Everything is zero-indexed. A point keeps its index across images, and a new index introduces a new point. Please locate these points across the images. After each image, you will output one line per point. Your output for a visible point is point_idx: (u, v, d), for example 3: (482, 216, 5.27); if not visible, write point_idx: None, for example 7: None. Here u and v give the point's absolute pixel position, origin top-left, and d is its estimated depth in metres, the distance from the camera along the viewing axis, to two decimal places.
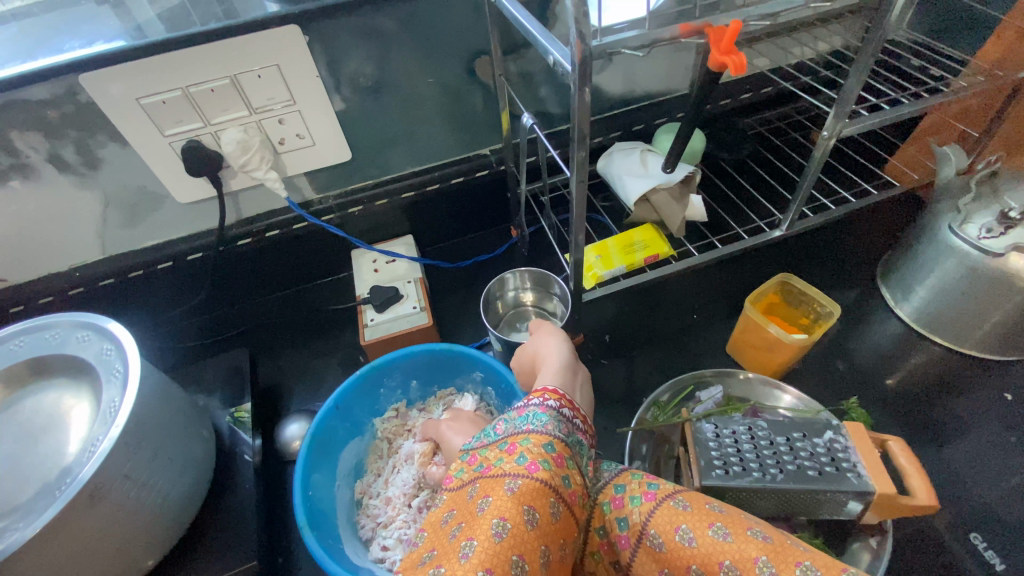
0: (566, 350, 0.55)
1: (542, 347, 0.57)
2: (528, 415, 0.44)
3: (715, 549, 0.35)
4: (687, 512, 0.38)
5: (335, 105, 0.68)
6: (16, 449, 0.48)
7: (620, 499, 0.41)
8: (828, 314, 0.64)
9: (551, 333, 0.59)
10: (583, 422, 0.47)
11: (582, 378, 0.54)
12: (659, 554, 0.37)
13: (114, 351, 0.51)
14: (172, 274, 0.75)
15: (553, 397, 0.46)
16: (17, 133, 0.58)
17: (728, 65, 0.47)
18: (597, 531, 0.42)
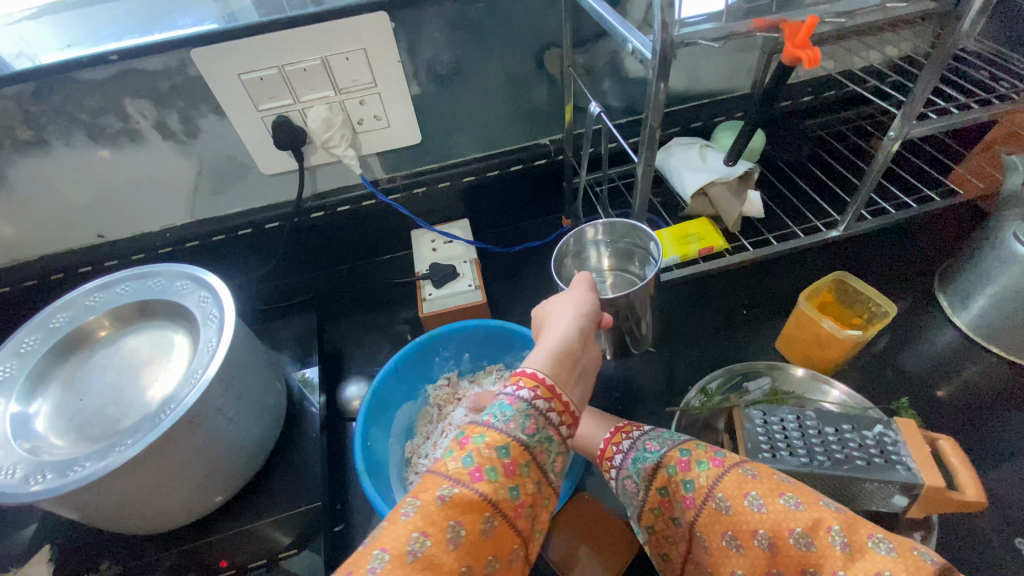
0: (581, 328, 0.49)
1: (557, 315, 0.52)
2: (498, 404, 0.42)
3: (786, 516, 0.37)
4: (758, 480, 0.39)
5: (411, 89, 0.72)
6: (123, 379, 0.54)
7: (686, 462, 0.43)
8: (883, 313, 0.65)
9: (576, 300, 0.53)
10: (566, 415, 0.44)
11: (586, 365, 0.49)
12: (725, 516, 0.39)
13: (210, 299, 0.56)
14: (251, 241, 0.81)
15: (528, 385, 0.43)
16: (132, 100, 0.64)
17: (802, 58, 0.49)
18: (657, 490, 0.44)
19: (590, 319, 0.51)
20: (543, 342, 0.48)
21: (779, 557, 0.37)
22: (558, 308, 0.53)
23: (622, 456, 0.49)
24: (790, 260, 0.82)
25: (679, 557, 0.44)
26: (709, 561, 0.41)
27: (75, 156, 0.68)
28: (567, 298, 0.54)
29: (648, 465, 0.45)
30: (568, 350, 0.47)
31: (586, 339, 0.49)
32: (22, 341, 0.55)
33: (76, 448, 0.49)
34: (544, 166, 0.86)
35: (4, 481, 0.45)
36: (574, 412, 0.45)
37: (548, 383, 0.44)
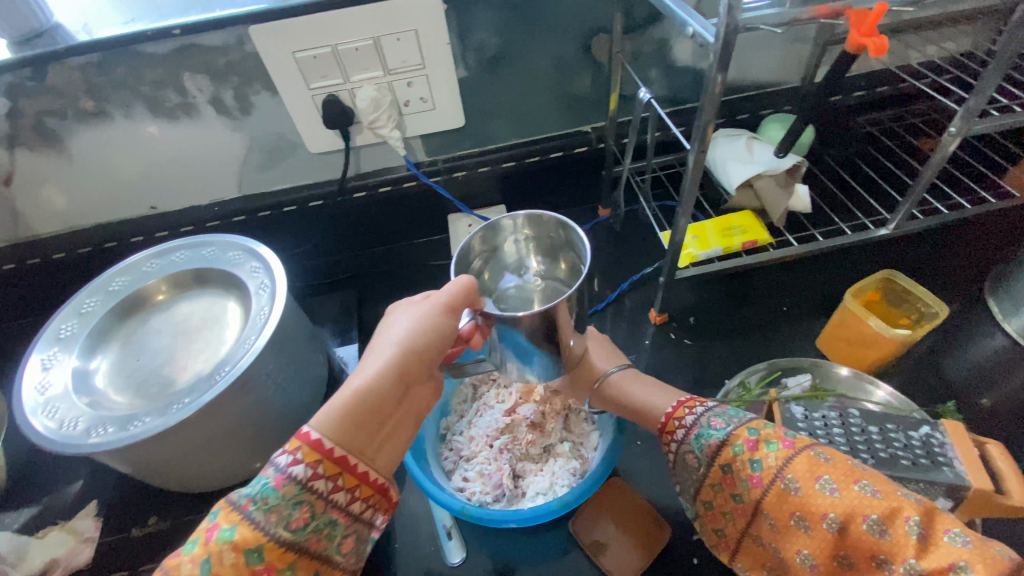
0: (399, 370, 0.43)
1: (377, 346, 0.45)
2: (261, 478, 0.38)
3: (862, 503, 0.37)
4: (830, 465, 0.39)
5: (458, 72, 0.72)
6: (177, 342, 0.56)
7: (754, 441, 0.43)
8: (932, 315, 0.64)
9: (413, 326, 0.45)
10: (354, 492, 0.40)
11: (396, 411, 0.44)
12: (794, 497, 0.39)
13: (261, 268, 0.57)
14: (294, 218, 0.83)
15: (303, 463, 0.38)
16: (190, 75, 0.66)
17: (867, 46, 0.48)
18: (720, 466, 0.44)
19: (427, 354, 0.45)
20: (346, 387, 0.42)
21: (848, 540, 0.37)
22: (388, 335, 0.45)
23: (685, 431, 0.48)
24: (834, 258, 0.80)
25: (733, 532, 0.45)
26: (772, 537, 0.41)
27: (133, 128, 0.70)
28: (403, 321, 0.46)
29: (713, 442, 0.45)
30: (367, 401, 0.42)
31: (402, 380, 0.44)
32: (84, 302, 0.57)
33: (133, 404, 0.51)
34: (585, 154, 0.85)
35: (68, 432, 0.47)
36: (371, 479, 0.41)
37: (335, 455, 0.39)
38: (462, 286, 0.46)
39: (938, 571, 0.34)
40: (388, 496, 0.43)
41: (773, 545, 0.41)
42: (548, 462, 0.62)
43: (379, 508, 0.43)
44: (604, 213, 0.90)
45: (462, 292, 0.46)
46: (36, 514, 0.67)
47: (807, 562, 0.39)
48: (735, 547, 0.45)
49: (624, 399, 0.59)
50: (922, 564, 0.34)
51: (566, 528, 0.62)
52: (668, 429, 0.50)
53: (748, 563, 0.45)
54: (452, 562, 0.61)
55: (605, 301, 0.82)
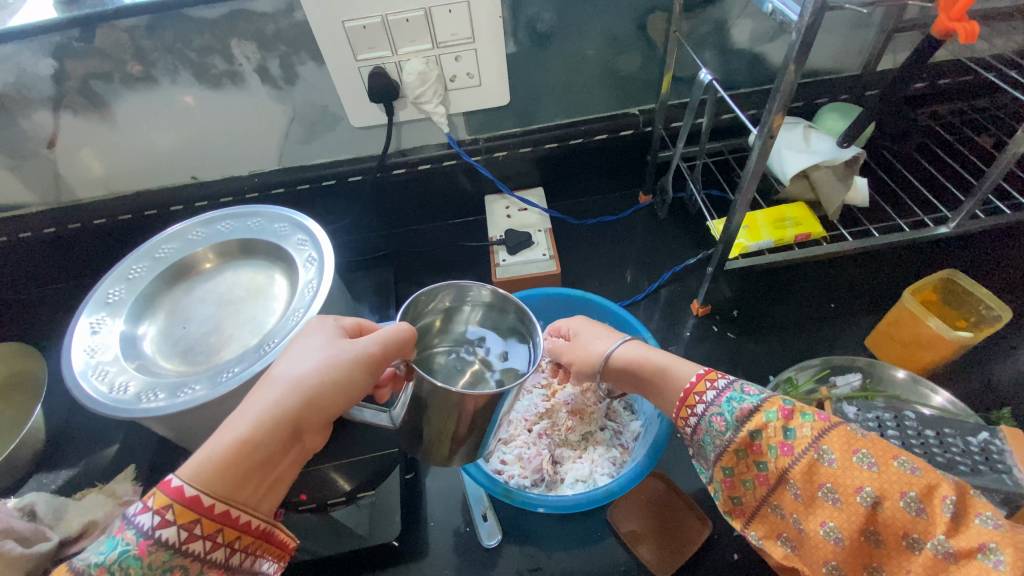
0: (297, 414, 0.41)
1: (272, 384, 0.42)
2: (120, 543, 0.34)
3: (901, 480, 0.34)
4: (867, 439, 0.36)
5: (507, 47, 0.70)
6: (224, 312, 0.56)
7: (789, 410, 0.38)
8: (994, 318, 0.63)
9: (320, 366, 0.43)
10: (240, 544, 0.38)
11: (288, 455, 0.42)
12: (827, 469, 0.35)
13: (307, 241, 0.57)
14: (332, 191, 0.82)
15: (173, 525, 0.35)
16: (237, 41, 0.65)
17: (956, 32, 0.46)
18: (747, 432, 0.39)
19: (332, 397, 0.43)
20: (230, 431, 0.39)
21: (878, 518, 0.34)
22: (289, 371, 0.43)
23: (715, 394, 0.42)
24: (884, 255, 0.77)
25: (751, 501, 0.39)
26: (794, 509, 0.37)
27: (177, 95, 0.69)
28: (307, 359, 0.43)
29: (744, 406, 0.40)
30: (257, 448, 0.39)
31: (297, 424, 0.41)
32: (130, 268, 0.57)
33: (181, 372, 0.51)
34: (630, 138, 0.83)
35: (118, 396, 0.47)
36: (256, 527, 0.39)
37: (214, 512, 0.36)
38: (392, 334, 0.45)
39: (969, 553, 0.31)
40: (276, 541, 0.41)
41: (794, 517, 0.37)
42: (587, 450, 0.63)
43: (266, 554, 0.41)
44: (646, 199, 0.89)
45: (395, 342, 0.45)
46: (77, 475, 0.68)
47: (833, 536, 0.35)
48: (750, 516, 0.40)
49: (637, 373, 0.51)
50: (952, 543, 0.31)
51: (602, 516, 0.62)
52: (686, 403, 0.44)
53: (760, 535, 0.40)
54: (487, 544, 0.61)
55: (644, 290, 0.81)
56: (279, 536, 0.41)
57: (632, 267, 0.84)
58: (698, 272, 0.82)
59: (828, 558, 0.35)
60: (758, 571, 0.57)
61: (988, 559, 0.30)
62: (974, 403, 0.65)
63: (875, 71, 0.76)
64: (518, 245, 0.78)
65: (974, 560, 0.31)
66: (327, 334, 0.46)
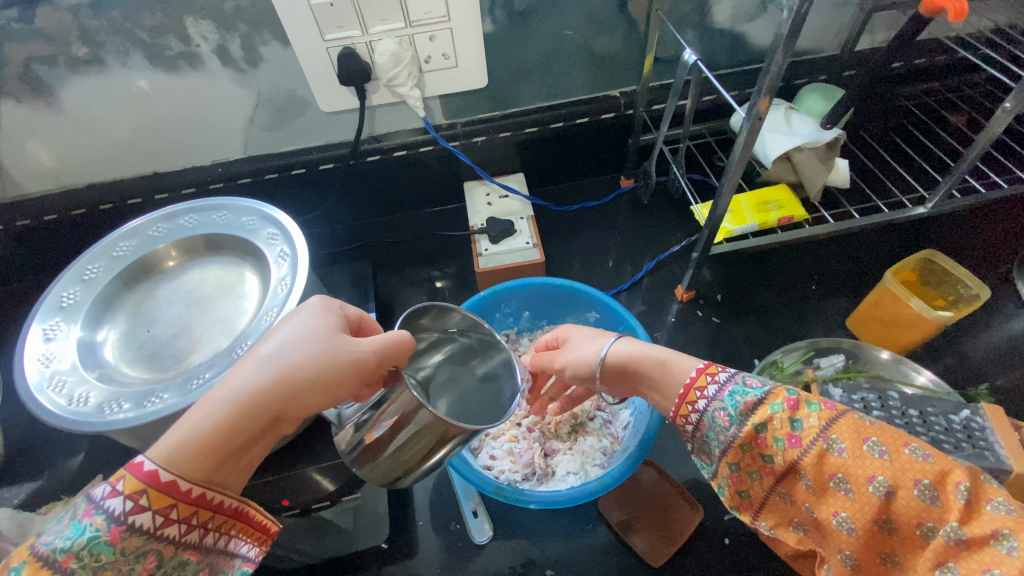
0: (283, 404, 0.39)
1: (258, 363, 0.40)
2: (87, 529, 0.33)
3: (913, 468, 0.32)
4: (876, 426, 0.34)
5: (484, 27, 0.66)
6: (191, 313, 0.52)
7: (794, 401, 0.37)
8: (971, 296, 0.65)
9: (311, 354, 0.40)
10: (214, 525, 0.37)
11: (266, 440, 0.40)
12: (838, 460, 0.34)
13: (279, 236, 0.54)
14: (304, 180, 0.79)
15: (145, 506, 0.34)
16: (193, 20, 0.60)
17: (948, 10, 0.51)
18: (753, 425, 0.37)
19: (320, 390, 0.40)
20: (209, 413, 0.37)
21: (893, 508, 0.32)
22: (279, 354, 0.40)
23: (717, 388, 0.40)
24: (862, 237, 0.78)
25: (759, 492, 0.38)
26: (806, 498, 0.36)
27: (129, 80, 0.64)
28: (300, 343, 0.41)
29: (748, 399, 0.38)
30: (235, 433, 0.38)
31: (282, 412, 0.39)
32: (85, 268, 0.53)
33: (148, 378, 0.48)
34: (611, 121, 0.81)
35: (78, 408, 0.44)
36: (230, 507, 0.38)
37: (191, 496, 0.35)
38: (388, 343, 0.43)
39: (982, 539, 0.30)
40: (254, 520, 0.40)
41: (805, 505, 0.36)
42: (578, 441, 0.63)
43: (243, 534, 0.39)
44: (627, 184, 0.87)
45: (392, 350, 0.42)
46: (39, 488, 0.64)
47: (846, 526, 0.34)
48: (758, 507, 0.38)
49: (637, 369, 0.48)
50: (964, 530, 0.30)
51: (592, 505, 0.61)
52: (687, 399, 0.42)
53: (771, 524, 0.38)
54: (478, 541, 0.60)
55: (627, 277, 0.80)
56: (256, 517, 0.40)
57: (614, 253, 0.83)
58: (682, 256, 0.81)
59: (842, 547, 0.34)
60: (746, 553, 0.58)
61: (1002, 545, 0.29)
62: (949, 378, 0.67)
63: (854, 51, 0.76)
64: (500, 233, 0.76)
65: (987, 546, 0.30)
66: (326, 319, 0.44)
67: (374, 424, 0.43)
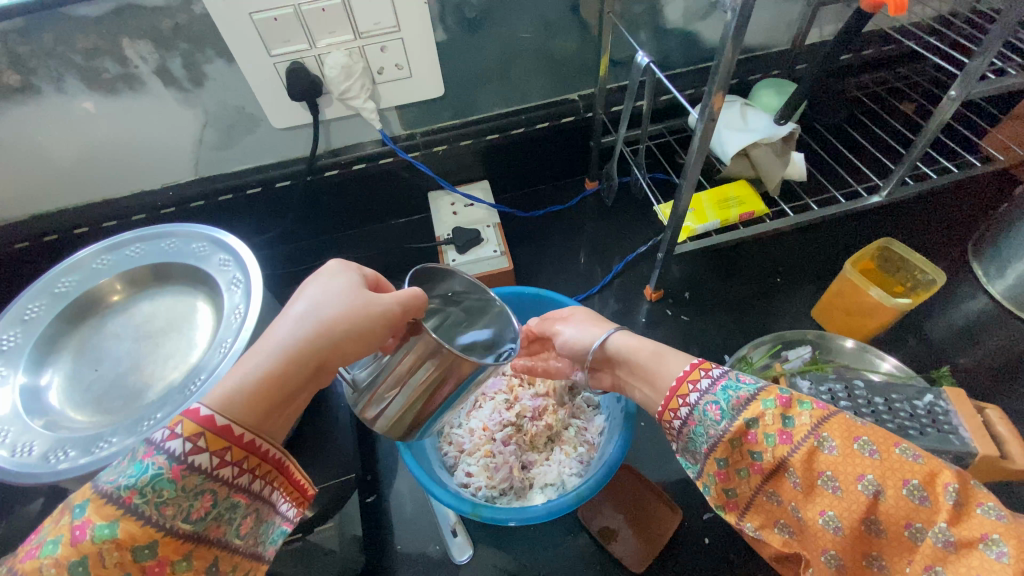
0: (321, 355, 0.40)
1: (294, 320, 0.41)
2: (149, 468, 0.32)
3: (903, 467, 0.32)
4: (867, 426, 0.34)
5: (436, 35, 0.65)
6: (142, 348, 0.50)
7: (787, 398, 0.37)
8: (928, 281, 0.66)
9: (343, 309, 0.42)
10: (261, 473, 0.37)
11: (306, 393, 0.41)
12: (830, 458, 0.34)
13: (231, 262, 0.52)
14: (261, 199, 0.77)
15: (203, 443, 0.34)
16: (130, 40, 0.57)
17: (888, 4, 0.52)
18: (743, 420, 0.37)
19: (356, 340, 0.42)
20: (256, 364, 0.38)
21: (881, 508, 0.32)
22: (313, 312, 0.41)
23: (710, 382, 0.41)
24: (822, 228, 0.80)
25: (746, 491, 0.37)
26: (792, 497, 0.35)
27: (70, 105, 0.61)
28: (331, 300, 0.42)
29: (740, 395, 0.38)
30: (280, 383, 0.39)
31: (320, 364, 0.41)
32: (26, 308, 0.50)
33: (97, 422, 0.45)
34: (571, 124, 0.81)
35: (22, 459, 0.41)
36: (274, 457, 0.38)
37: (244, 441, 0.35)
38: (409, 298, 0.43)
39: (971, 543, 0.30)
40: (292, 478, 0.40)
41: (792, 505, 0.35)
42: (553, 453, 0.62)
43: (284, 490, 0.39)
44: (591, 186, 0.87)
45: (413, 304, 0.43)
46: None
47: (832, 526, 0.33)
48: (744, 507, 0.38)
49: (627, 361, 0.50)
50: (953, 532, 0.30)
51: (571, 513, 0.61)
52: (679, 393, 0.42)
53: (756, 526, 0.37)
54: (458, 560, 0.58)
55: (597, 280, 0.80)
56: (295, 474, 0.40)
57: (583, 255, 0.83)
58: (649, 256, 0.81)
59: (826, 548, 0.34)
60: (728, 551, 0.58)
61: (991, 550, 0.29)
62: (913, 362, 0.68)
63: (804, 44, 0.77)
64: (466, 243, 0.75)
65: (975, 550, 0.30)
66: (350, 278, 0.45)
67: (373, 398, 0.44)
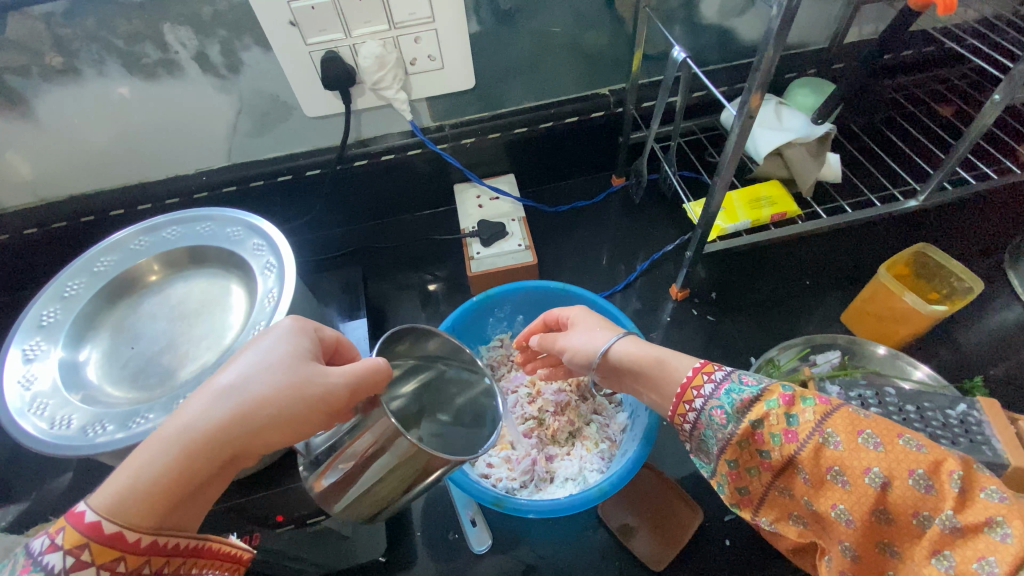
0: (240, 443, 0.36)
1: (215, 400, 0.36)
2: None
3: (906, 458, 0.31)
4: (870, 419, 0.34)
5: (470, 27, 0.65)
6: (176, 328, 0.51)
7: (790, 396, 0.36)
8: (964, 289, 0.65)
9: (273, 388, 0.37)
10: (168, 573, 0.34)
11: (223, 481, 0.37)
12: (833, 454, 0.33)
13: (265, 246, 0.52)
14: (291, 187, 0.77)
15: (84, 559, 0.31)
16: (171, 26, 0.58)
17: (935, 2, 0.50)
18: (749, 422, 0.36)
19: (285, 425, 0.37)
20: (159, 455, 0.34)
21: (886, 498, 0.31)
22: (237, 389, 0.37)
23: (713, 387, 0.40)
24: (854, 232, 0.78)
25: (758, 488, 0.37)
26: (804, 491, 0.35)
27: (110, 88, 0.62)
28: (261, 376, 0.38)
29: (743, 397, 0.37)
30: (187, 477, 0.35)
31: (239, 452, 0.36)
32: (65, 286, 0.51)
33: (133, 398, 0.46)
34: (601, 119, 0.80)
35: (61, 432, 0.42)
36: (188, 548, 0.35)
37: (140, 546, 0.32)
38: (356, 375, 0.39)
39: (976, 527, 0.29)
40: (220, 553, 0.37)
41: (804, 499, 0.35)
42: (575, 447, 0.62)
43: (211, 568, 0.37)
44: (618, 182, 0.87)
45: (362, 383, 0.40)
46: (28, 509, 0.62)
47: (844, 518, 0.32)
48: (759, 503, 0.37)
49: (634, 367, 0.48)
50: (959, 518, 0.29)
51: (590, 511, 0.61)
52: (684, 398, 0.41)
53: (772, 520, 0.37)
54: (477, 550, 0.59)
55: (622, 277, 0.79)
56: (221, 549, 0.37)
57: (607, 252, 0.82)
58: (675, 255, 0.81)
59: (842, 539, 0.33)
60: (749, 557, 0.57)
61: (996, 532, 0.28)
62: (946, 372, 0.66)
63: (842, 44, 0.75)
64: (492, 236, 0.75)
65: (981, 534, 0.29)
66: (291, 344, 0.40)
67: (322, 472, 0.42)
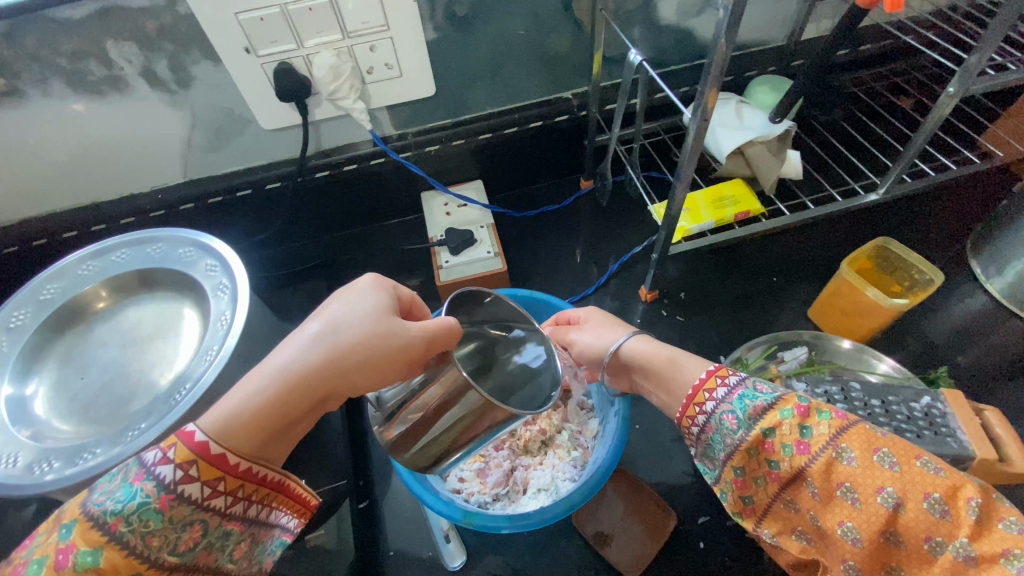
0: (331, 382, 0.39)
1: (309, 342, 0.39)
2: (137, 494, 0.32)
3: (924, 480, 0.31)
4: (887, 438, 0.33)
5: (426, 34, 0.64)
6: (127, 355, 0.49)
7: (805, 407, 0.36)
8: (925, 281, 0.65)
9: (365, 333, 0.40)
10: (254, 497, 0.37)
11: (308, 418, 0.40)
12: (848, 469, 0.33)
13: (217, 266, 0.51)
14: (251, 201, 0.76)
15: (195, 469, 0.33)
16: (114, 42, 0.56)
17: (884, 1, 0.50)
18: (760, 429, 0.36)
19: (372, 369, 0.39)
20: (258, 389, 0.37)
21: (900, 521, 0.31)
22: (331, 334, 0.39)
23: (726, 391, 0.40)
24: (819, 227, 0.79)
25: (763, 498, 0.37)
26: (810, 505, 0.34)
27: (59, 107, 0.60)
28: (355, 322, 0.40)
29: (758, 403, 0.37)
30: (280, 411, 0.37)
31: (328, 391, 0.39)
32: (10, 316, 0.49)
33: (83, 431, 0.45)
34: (565, 123, 0.80)
35: (6, 471, 0.41)
36: (272, 480, 0.38)
37: (238, 469, 0.35)
38: (439, 329, 0.40)
39: (991, 557, 0.28)
40: (292, 493, 0.41)
41: (810, 513, 0.34)
42: (547, 456, 0.62)
43: (281, 504, 0.40)
44: (586, 185, 0.86)
45: (441, 335, 0.40)
46: None
47: (851, 537, 0.32)
48: (761, 514, 0.37)
49: (645, 364, 0.49)
50: (974, 546, 0.29)
51: (566, 518, 0.60)
52: (695, 400, 0.42)
53: (774, 532, 0.37)
54: (452, 566, 0.58)
55: (593, 280, 0.79)
56: (295, 489, 0.41)
57: (578, 255, 0.82)
58: (645, 256, 0.81)
59: (846, 558, 0.33)
60: (724, 557, 0.57)
61: (1013, 564, 0.28)
62: (911, 362, 0.67)
63: (800, 41, 0.76)
64: (460, 244, 0.74)
65: (996, 565, 0.28)
66: (379, 298, 0.42)
67: (392, 422, 0.40)
